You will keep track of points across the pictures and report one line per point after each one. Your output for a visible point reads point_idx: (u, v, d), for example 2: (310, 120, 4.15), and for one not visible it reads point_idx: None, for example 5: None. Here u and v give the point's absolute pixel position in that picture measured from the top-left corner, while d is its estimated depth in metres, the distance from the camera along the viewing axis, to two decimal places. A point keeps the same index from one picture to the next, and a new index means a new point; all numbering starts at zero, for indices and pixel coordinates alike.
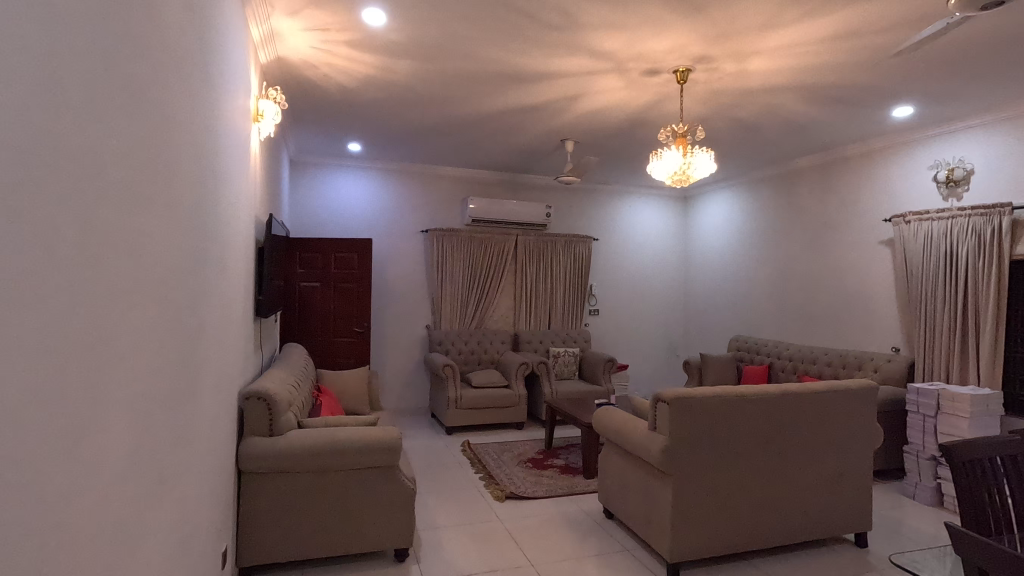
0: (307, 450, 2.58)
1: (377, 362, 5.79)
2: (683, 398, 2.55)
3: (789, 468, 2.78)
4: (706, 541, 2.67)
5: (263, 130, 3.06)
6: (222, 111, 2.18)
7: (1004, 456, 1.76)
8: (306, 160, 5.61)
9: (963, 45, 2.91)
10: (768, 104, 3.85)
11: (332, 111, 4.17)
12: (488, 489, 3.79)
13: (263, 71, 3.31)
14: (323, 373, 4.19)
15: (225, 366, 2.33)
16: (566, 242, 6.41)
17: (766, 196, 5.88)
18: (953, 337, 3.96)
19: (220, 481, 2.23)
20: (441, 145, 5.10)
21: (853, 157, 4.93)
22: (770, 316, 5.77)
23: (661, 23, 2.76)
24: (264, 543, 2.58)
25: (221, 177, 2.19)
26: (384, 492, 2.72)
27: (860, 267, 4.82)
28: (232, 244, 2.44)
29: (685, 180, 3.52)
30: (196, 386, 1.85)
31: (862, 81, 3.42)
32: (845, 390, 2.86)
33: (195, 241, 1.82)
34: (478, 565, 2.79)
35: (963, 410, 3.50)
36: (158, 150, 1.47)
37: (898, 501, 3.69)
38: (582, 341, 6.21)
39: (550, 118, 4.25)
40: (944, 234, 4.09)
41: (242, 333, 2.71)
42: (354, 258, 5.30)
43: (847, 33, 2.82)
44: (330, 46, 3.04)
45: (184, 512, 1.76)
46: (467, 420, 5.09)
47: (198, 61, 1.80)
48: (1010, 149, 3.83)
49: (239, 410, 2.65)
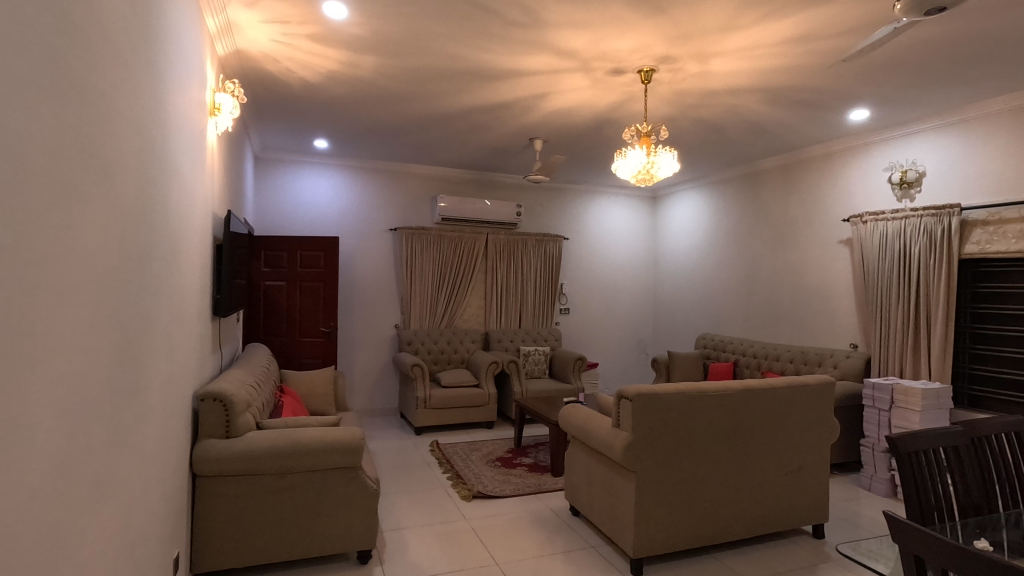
0: (265, 451, 2.52)
1: (345, 362, 5.71)
2: (645, 395, 2.58)
3: (749, 464, 2.83)
4: (668, 536, 2.70)
5: (220, 124, 2.97)
6: (173, 104, 2.12)
7: (947, 447, 1.82)
8: (272, 156, 5.50)
9: (912, 49, 3.00)
10: (730, 105, 3.92)
11: (295, 107, 4.10)
12: (454, 489, 3.77)
13: (222, 64, 3.23)
14: (286, 373, 4.11)
15: (178, 366, 2.26)
16: (537, 241, 6.43)
17: (730, 195, 5.98)
18: (907, 333, 4.10)
19: (171, 485, 2.16)
20: (409, 143, 5.04)
21: (814, 158, 5.06)
22: (735, 315, 5.88)
23: (623, 23, 2.78)
24: (220, 549, 2.51)
25: (172, 173, 2.13)
26: (346, 493, 2.68)
27: (821, 266, 4.95)
28: (185, 241, 2.37)
29: (650, 179, 3.55)
30: (142, 386, 1.79)
31: (820, 83, 3.50)
32: (803, 387, 2.92)
33: (141, 238, 1.77)
34: (443, 565, 2.77)
35: (915, 404, 3.62)
36: (95, 140, 1.40)
37: (854, 493, 3.80)
38: (552, 340, 6.23)
39: (518, 117, 4.26)
40: (898, 234, 4.22)
41: (197, 332, 2.63)
42: (320, 257, 5.21)
43: (803, 36, 2.89)
44: (292, 39, 2.98)
45: (130, 517, 1.70)
46: (436, 420, 5.05)
47: (143, 54, 1.74)
48: (960, 152, 3.98)
49: (193, 412, 2.58)
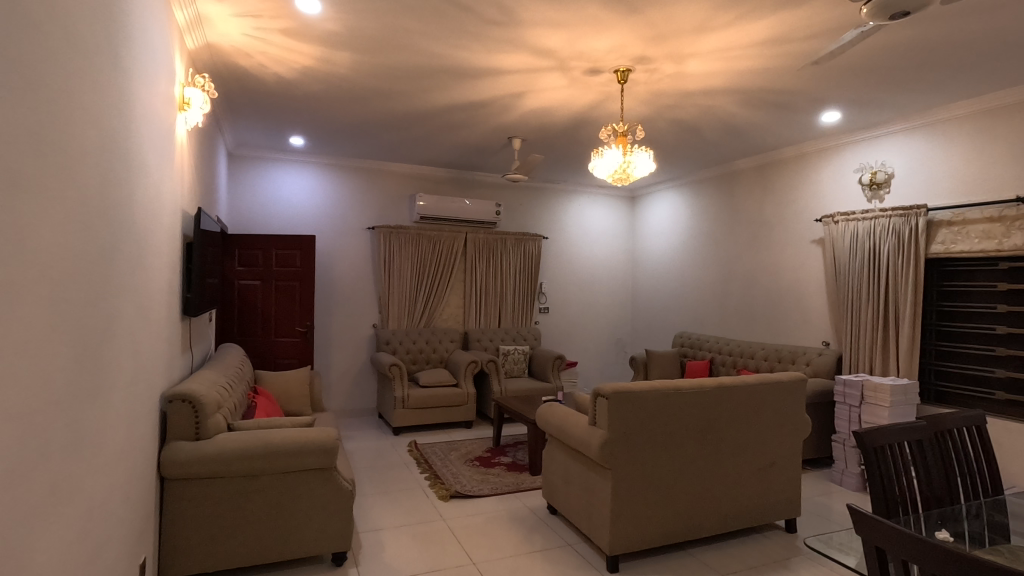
0: (235, 453, 2.48)
1: (322, 362, 5.64)
2: (621, 393, 2.60)
3: (723, 460, 2.87)
4: (644, 532, 2.72)
5: (190, 119, 2.91)
6: (138, 98, 2.06)
7: (912, 442, 1.87)
8: (246, 154, 5.40)
9: (880, 53, 3.06)
10: (706, 106, 3.97)
11: (270, 103, 4.03)
12: (432, 489, 3.75)
13: (192, 58, 3.16)
14: (261, 373, 4.04)
15: (144, 367, 2.20)
16: (516, 240, 6.43)
17: (707, 195, 6.06)
18: (876, 330, 4.19)
19: (136, 489, 2.10)
20: (387, 141, 5.00)
21: (788, 159, 5.15)
22: (711, 314, 5.96)
23: (599, 23, 2.80)
24: (189, 552, 2.46)
25: (137, 168, 2.07)
26: (320, 494, 2.64)
27: (794, 265, 5.04)
28: (152, 238, 2.31)
29: (626, 179, 3.56)
30: (104, 386, 1.74)
31: (793, 85, 3.56)
32: (776, 383, 2.97)
33: (103, 234, 1.72)
34: (420, 565, 2.75)
35: (884, 400, 3.71)
36: (51, 132, 1.35)
37: (826, 488, 3.88)
38: (532, 339, 6.23)
39: (496, 116, 4.25)
40: (868, 234, 4.32)
41: (165, 331, 2.57)
42: (296, 255, 5.13)
43: (776, 38, 2.93)
44: (264, 34, 2.93)
45: (92, 523, 1.64)
46: (415, 420, 5.02)
47: (105, 47, 1.69)
48: (927, 154, 4.08)
49: (161, 413, 2.52)
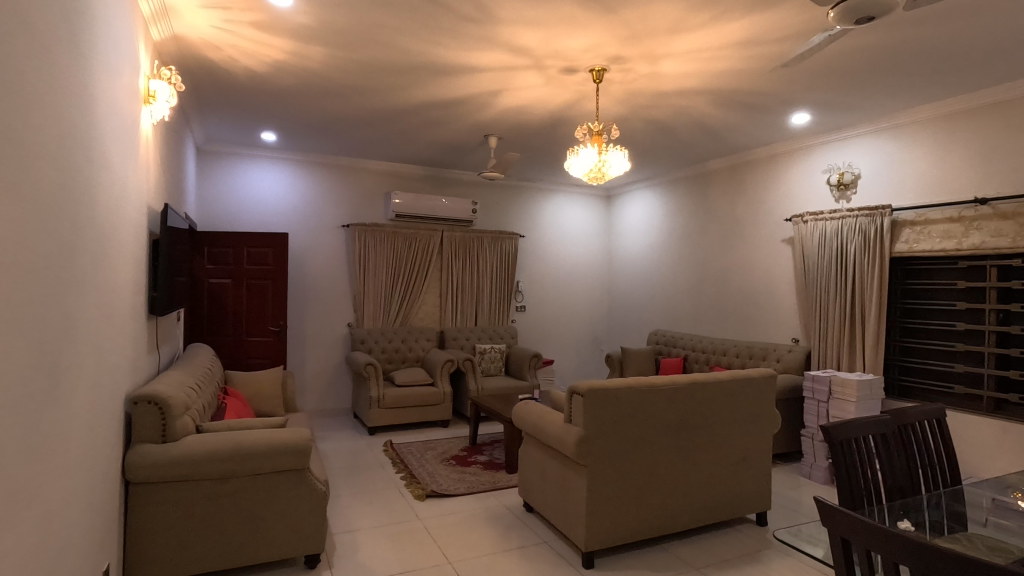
0: (204, 455, 2.42)
1: (295, 362, 5.55)
2: (596, 390, 2.61)
3: (696, 455, 2.91)
4: (618, 528, 2.74)
5: (156, 114, 2.83)
6: (101, 89, 1.99)
7: (876, 436, 1.92)
8: (216, 150, 5.28)
9: (846, 56, 3.14)
10: (680, 106, 4.02)
11: (240, 97, 3.94)
12: (408, 488, 3.72)
13: (158, 49, 3.07)
14: (231, 373, 3.96)
15: (107, 368, 2.13)
16: (493, 239, 6.42)
17: (681, 195, 6.13)
18: (844, 327, 4.30)
19: (99, 494, 2.03)
20: (362, 138, 4.95)
21: (759, 159, 5.25)
22: (686, 311, 6.03)
23: (576, 23, 2.81)
24: (156, 557, 2.40)
25: (99, 162, 2.00)
26: (292, 495, 2.60)
27: (765, 264, 5.14)
28: (115, 235, 2.24)
29: (601, 178, 3.58)
30: (64, 390, 1.67)
31: (764, 87, 3.63)
32: (747, 379, 3.03)
33: (62, 230, 1.65)
34: (395, 565, 2.73)
35: (851, 395, 3.82)
36: (6, 123, 1.29)
37: (796, 481, 3.97)
38: (508, 337, 6.24)
39: (472, 113, 4.23)
40: (835, 234, 4.43)
41: (130, 331, 2.49)
42: (268, 253, 5.04)
43: (748, 40, 2.98)
44: (234, 26, 2.86)
45: (51, 530, 1.58)
46: (390, 420, 4.98)
47: (65, 36, 1.63)
48: (892, 156, 4.20)
49: (126, 416, 2.44)
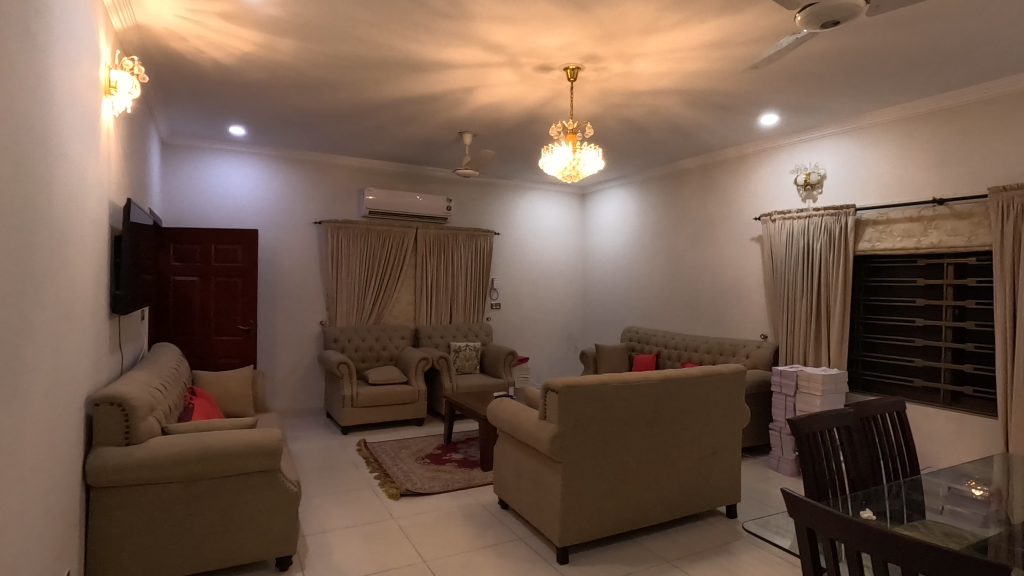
0: (170, 458, 2.35)
1: (265, 361, 5.45)
2: (571, 387, 2.63)
3: (668, 450, 2.96)
4: (593, 523, 2.77)
5: (118, 105, 2.73)
6: (59, 80, 1.92)
7: (840, 428, 1.98)
8: (181, 144, 5.12)
9: (813, 59, 3.22)
10: (653, 105, 4.06)
11: (207, 90, 3.83)
12: (382, 488, 3.68)
13: (120, 38, 2.96)
14: (199, 373, 3.86)
15: (67, 369, 2.05)
16: (468, 236, 6.40)
17: (654, 193, 6.21)
18: (811, 324, 4.42)
19: (59, 499, 1.96)
20: (335, 133, 4.87)
21: (729, 159, 5.35)
22: (658, 309, 6.12)
23: (550, 21, 2.81)
24: (120, 563, 2.33)
25: (56, 155, 1.92)
26: (263, 497, 2.55)
27: (735, 262, 5.25)
28: (74, 231, 2.15)
29: (575, 176, 3.60)
30: (21, 392, 1.61)
31: (734, 88, 3.70)
32: (718, 375, 3.10)
33: (16, 225, 1.58)
34: (369, 565, 2.70)
35: (816, 389, 3.93)
36: None
37: (764, 473, 4.07)
38: (483, 335, 6.23)
39: (447, 110, 4.20)
40: (802, 232, 4.54)
41: (91, 330, 2.40)
42: (237, 250, 4.93)
43: (719, 41, 3.03)
44: (200, 16, 2.78)
45: (8, 538, 1.53)
46: (363, 419, 4.92)
47: (20, 24, 1.56)
48: (856, 157, 4.33)
49: (87, 418, 2.36)
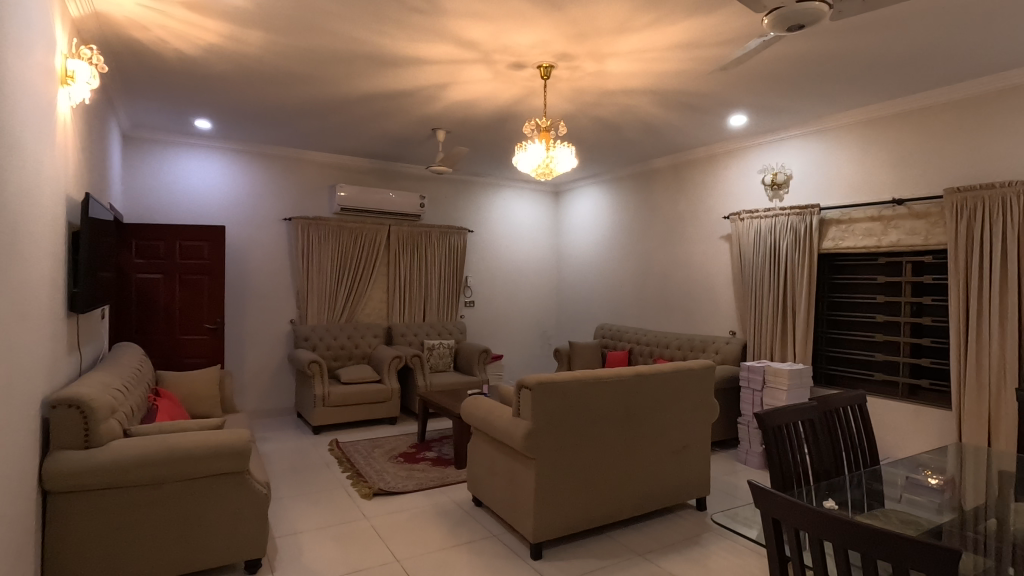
0: (133, 461, 2.28)
1: (233, 360, 5.32)
2: (545, 384, 2.65)
3: (640, 444, 3.00)
4: (566, 518, 2.79)
5: (76, 96, 2.63)
6: (11, 69, 1.83)
7: (805, 422, 2.04)
8: (143, 137, 4.96)
9: (780, 62, 3.30)
10: (625, 104, 4.10)
11: (171, 81, 3.72)
12: (354, 487, 3.64)
13: (77, 26, 2.85)
14: (163, 373, 3.75)
15: (21, 370, 1.97)
16: (441, 233, 6.36)
17: (627, 191, 6.28)
18: (778, 321, 4.53)
19: (13, 505, 1.88)
20: (305, 128, 4.78)
21: (699, 159, 5.44)
22: (630, 306, 6.19)
23: (523, 18, 2.81)
24: (78, 571, 2.25)
25: (8, 147, 1.83)
26: (232, 499, 2.49)
27: (704, 259, 5.35)
28: (29, 227, 2.06)
29: (549, 174, 3.61)
30: None
31: (704, 89, 3.76)
32: (688, 371, 3.15)
33: None
34: (341, 566, 2.68)
35: (782, 383, 4.03)
36: None
37: (733, 466, 4.17)
38: (457, 333, 6.21)
39: (420, 106, 4.17)
40: (769, 231, 4.66)
41: (47, 330, 2.31)
42: (203, 247, 4.81)
43: (690, 42, 3.08)
44: (163, 6, 2.69)
45: None
46: (335, 418, 4.85)
47: None
48: (820, 158, 4.46)
49: (44, 421, 2.26)
